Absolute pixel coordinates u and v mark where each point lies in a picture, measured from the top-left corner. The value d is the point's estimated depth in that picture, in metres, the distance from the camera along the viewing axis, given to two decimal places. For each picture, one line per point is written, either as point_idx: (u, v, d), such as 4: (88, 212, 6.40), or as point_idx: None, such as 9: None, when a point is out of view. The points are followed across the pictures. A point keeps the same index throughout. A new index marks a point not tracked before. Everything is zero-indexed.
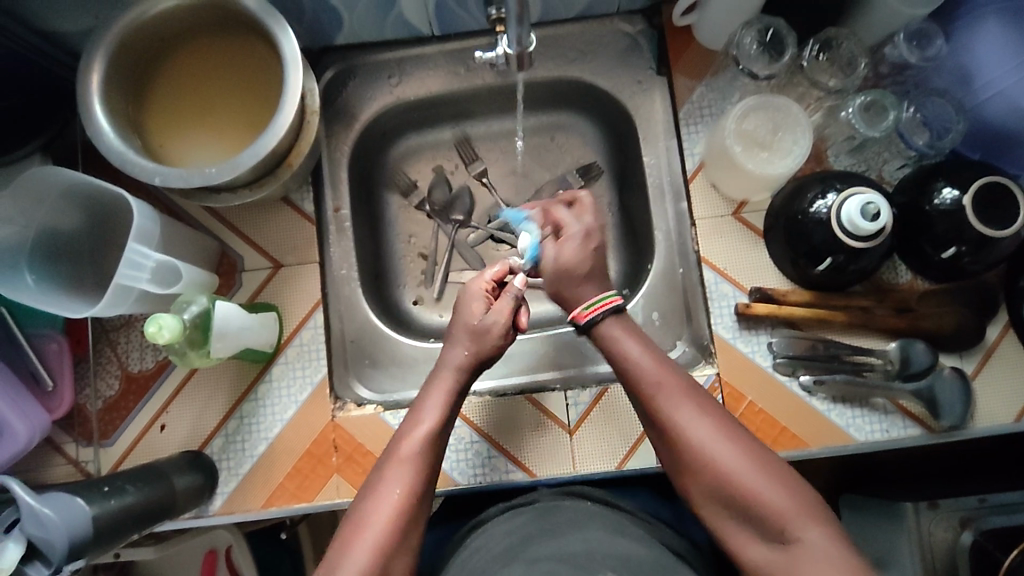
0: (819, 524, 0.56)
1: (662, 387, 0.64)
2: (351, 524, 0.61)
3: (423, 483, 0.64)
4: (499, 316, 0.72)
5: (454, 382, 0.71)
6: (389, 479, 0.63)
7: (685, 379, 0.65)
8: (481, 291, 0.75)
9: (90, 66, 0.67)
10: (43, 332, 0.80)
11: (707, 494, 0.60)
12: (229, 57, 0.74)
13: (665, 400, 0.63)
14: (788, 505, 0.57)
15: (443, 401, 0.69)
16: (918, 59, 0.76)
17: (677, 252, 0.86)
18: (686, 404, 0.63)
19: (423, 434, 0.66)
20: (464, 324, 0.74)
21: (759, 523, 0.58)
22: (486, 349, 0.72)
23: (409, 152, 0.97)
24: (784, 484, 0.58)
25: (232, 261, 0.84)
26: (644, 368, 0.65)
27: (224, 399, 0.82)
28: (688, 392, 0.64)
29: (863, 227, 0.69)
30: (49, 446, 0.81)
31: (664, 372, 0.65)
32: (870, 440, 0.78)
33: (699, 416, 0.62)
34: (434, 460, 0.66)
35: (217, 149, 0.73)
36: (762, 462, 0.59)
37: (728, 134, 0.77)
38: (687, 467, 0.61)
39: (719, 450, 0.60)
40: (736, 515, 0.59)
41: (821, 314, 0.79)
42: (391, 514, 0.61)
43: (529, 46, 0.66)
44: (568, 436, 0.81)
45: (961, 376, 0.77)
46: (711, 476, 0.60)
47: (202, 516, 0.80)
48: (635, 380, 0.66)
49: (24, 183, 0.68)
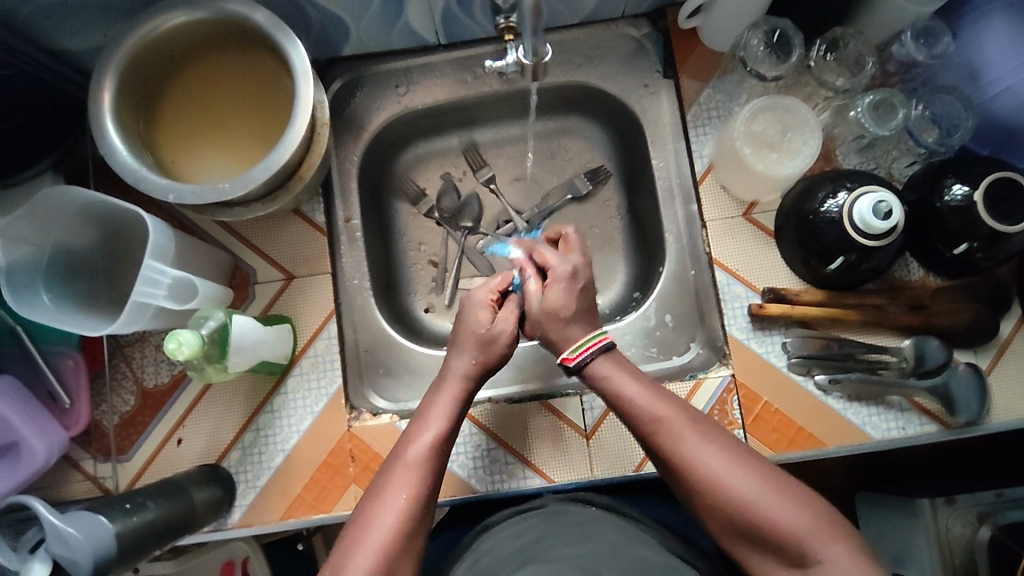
0: (836, 540, 0.55)
1: (659, 422, 0.64)
2: (360, 528, 0.61)
3: (428, 489, 0.64)
4: (506, 324, 0.74)
5: (461, 388, 0.71)
6: (395, 485, 0.63)
7: (683, 410, 0.65)
8: (488, 299, 0.76)
9: (101, 85, 0.67)
10: (60, 349, 0.80)
11: (723, 524, 0.60)
12: (238, 72, 0.74)
13: (665, 435, 0.64)
14: (806, 525, 0.56)
15: (448, 408, 0.70)
16: (925, 57, 0.76)
17: (688, 254, 0.85)
18: (688, 435, 0.63)
19: (428, 440, 0.67)
20: (470, 332, 0.74)
21: (780, 548, 0.57)
22: (492, 358, 0.73)
23: (417, 160, 0.97)
24: (795, 501, 0.58)
25: (245, 273, 0.84)
26: (640, 407, 0.66)
27: (240, 412, 0.82)
28: (687, 422, 0.64)
29: (876, 226, 0.70)
30: (67, 463, 0.82)
31: (661, 406, 0.65)
32: (887, 438, 0.78)
33: (702, 445, 0.62)
34: (438, 466, 0.67)
35: (229, 163, 0.74)
36: (771, 482, 0.59)
37: (737, 135, 0.77)
38: (698, 499, 0.61)
39: (728, 478, 0.60)
40: (756, 542, 0.59)
41: (834, 312, 0.79)
42: (397, 518, 0.61)
43: (546, 56, 0.68)
44: (584, 440, 0.81)
45: (976, 372, 0.77)
46: (723, 504, 0.59)
47: (221, 529, 0.81)
48: (635, 417, 0.66)
49: (37, 205, 0.66)
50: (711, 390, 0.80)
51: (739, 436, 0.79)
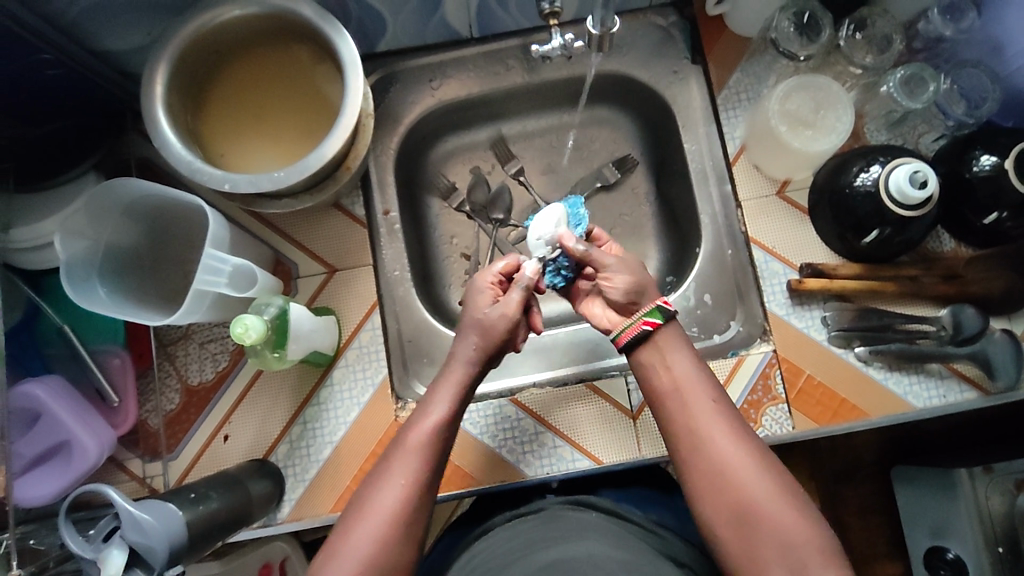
0: (832, 562, 0.58)
1: (699, 403, 0.66)
2: (359, 507, 0.64)
3: (427, 474, 0.66)
4: (506, 309, 0.73)
5: (465, 373, 0.72)
6: (394, 470, 0.65)
7: (720, 397, 0.67)
8: (488, 285, 0.77)
9: (153, 79, 0.68)
10: (105, 347, 0.80)
11: (722, 516, 0.62)
12: (283, 65, 0.75)
13: (698, 414, 0.66)
14: (803, 537, 0.59)
15: (452, 394, 0.70)
16: (952, 32, 0.78)
17: (725, 234, 0.87)
18: (720, 421, 0.65)
19: (429, 426, 0.68)
20: (473, 318, 0.75)
21: (773, 553, 0.59)
22: (493, 344, 0.72)
23: (447, 154, 0.99)
24: (805, 514, 0.60)
25: (287, 267, 0.85)
26: (685, 384, 0.67)
27: (287, 405, 0.83)
28: (720, 412, 0.66)
29: (912, 195, 0.71)
30: (112, 464, 0.81)
31: (702, 387, 0.67)
32: (930, 406, 0.80)
33: (730, 436, 0.64)
34: (439, 452, 0.68)
35: (275, 155, 0.75)
36: (784, 489, 0.61)
37: (773, 115, 0.80)
38: (707, 484, 0.63)
39: (743, 472, 0.62)
40: (748, 539, 0.60)
41: (871, 285, 0.81)
42: (395, 501, 0.64)
43: (614, 27, 0.69)
44: (632, 421, 0.82)
45: (1012, 338, 0.79)
46: (731, 496, 0.62)
47: (270, 524, 0.80)
48: (673, 390, 0.68)
49: (95, 198, 0.67)
50: (755, 365, 0.81)
51: (784, 411, 0.80)
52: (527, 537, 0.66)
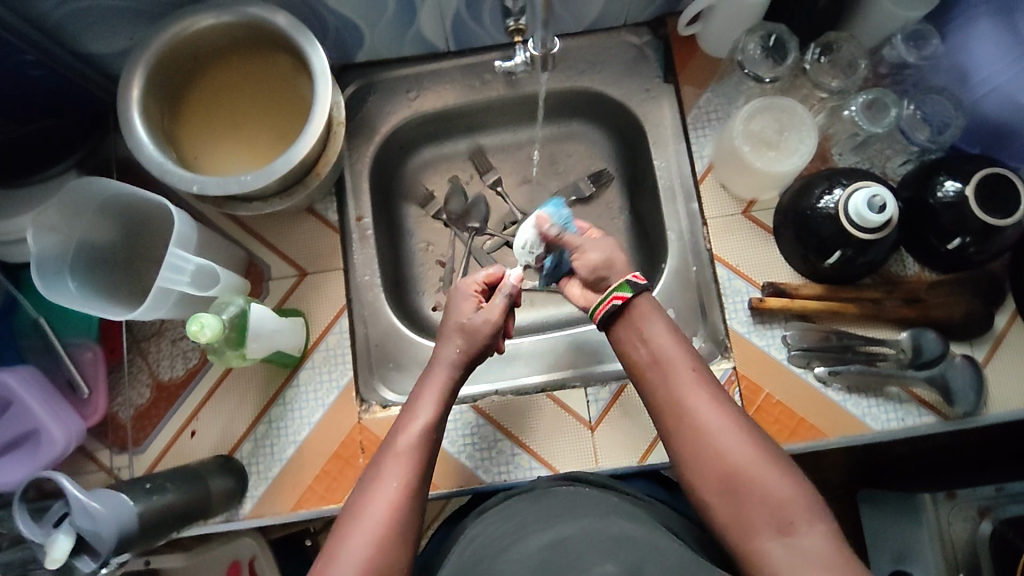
0: (818, 521, 0.59)
1: (679, 376, 0.68)
2: (353, 515, 0.64)
3: (417, 476, 0.67)
4: (491, 315, 0.76)
5: (450, 374, 0.74)
6: (388, 473, 0.66)
7: (698, 368, 0.68)
8: (473, 290, 0.78)
9: (130, 83, 0.70)
10: (78, 341, 0.82)
11: (711, 486, 0.63)
12: (259, 73, 0.78)
13: (680, 386, 0.67)
14: (790, 496, 0.60)
15: (437, 395, 0.73)
16: (916, 59, 0.80)
17: (690, 251, 0.88)
18: (700, 391, 0.66)
19: (418, 429, 0.70)
20: (455, 322, 0.77)
21: (762, 515, 0.60)
22: (478, 347, 0.76)
23: (426, 163, 1.01)
24: (789, 475, 0.61)
25: (260, 269, 0.87)
26: (667, 356, 0.69)
27: (254, 404, 0.84)
28: (701, 383, 0.67)
29: (871, 220, 0.72)
30: (82, 454, 0.83)
31: (683, 358, 0.69)
32: (887, 429, 0.80)
33: (712, 404, 0.65)
34: (427, 456, 0.69)
35: (248, 159, 0.77)
36: (766, 453, 0.63)
37: (736, 135, 0.81)
38: (695, 457, 0.64)
39: (727, 437, 0.63)
40: (738, 503, 0.61)
41: (833, 306, 0.81)
42: (389, 505, 0.64)
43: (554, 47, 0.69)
44: (589, 432, 0.83)
45: (972, 364, 0.79)
46: (717, 463, 0.63)
47: (232, 520, 0.82)
48: (657, 361, 0.69)
49: (68, 194, 0.69)
50: None
51: None
52: (473, 546, 0.65)
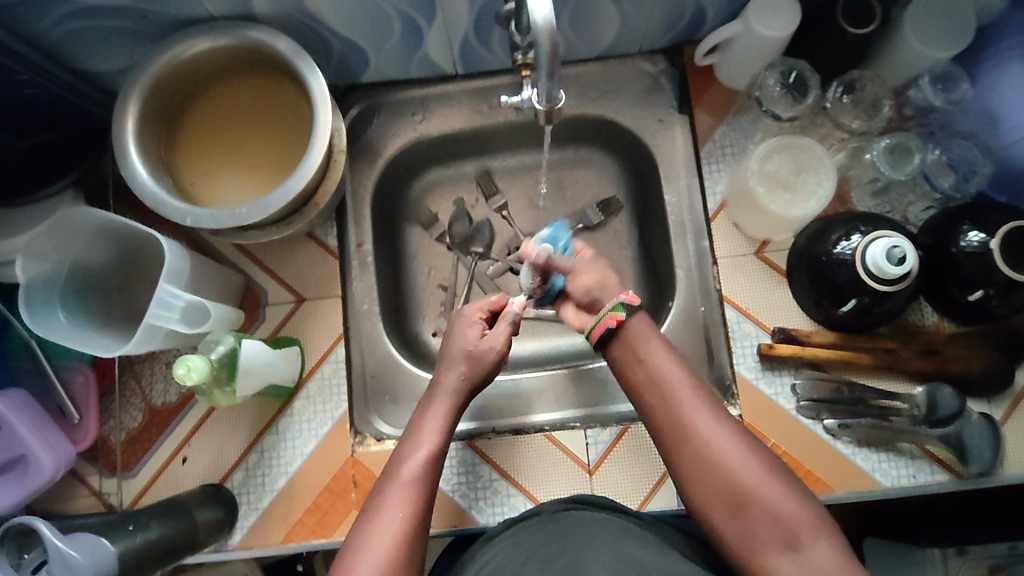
0: (825, 536, 0.56)
1: (679, 392, 0.65)
2: (355, 548, 0.60)
3: (422, 508, 0.64)
4: (495, 341, 0.74)
5: (453, 399, 0.72)
6: (392, 502, 0.63)
7: (695, 384, 0.66)
8: (477, 317, 0.77)
9: (125, 111, 0.69)
10: (70, 364, 0.80)
11: (716, 503, 0.61)
12: (258, 96, 0.76)
13: (679, 404, 0.65)
14: (796, 511, 0.58)
15: (441, 423, 0.70)
16: (943, 103, 0.77)
17: (699, 290, 0.85)
18: (700, 407, 0.64)
19: (422, 458, 0.67)
20: (459, 349, 0.74)
21: (768, 533, 0.58)
22: (480, 373, 0.73)
23: (430, 185, 0.98)
24: (792, 491, 0.59)
25: (256, 294, 0.85)
26: (665, 373, 0.66)
27: (245, 433, 0.83)
28: (701, 399, 0.65)
29: (888, 271, 0.69)
30: (73, 478, 0.82)
31: (680, 374, 0.66)
32: (898, 486, 0.77)
33: (713, 421, 0.63)
34: (430, 487, 0.66)
35: (244, 185, 0.74)
36: (771, 469, 0.61)
37: (751, 175, 0.77)
38: (697, 475, 0.62)
39: (731, 454, 0.61)
40: (745, 521, 0.59)
41: (845, 356, 0.78)
42: (394, 537, 0.60)
43: (560, 102, 0.61)
44: (588, 475, 0.81)
45: (989, 423, 0.75)
46: (721, 480, 0.61)
47: (221, 550, 0.80)
48: (654, 376, 0.67)
49: (60, 222, 0.67)
50: None
51: None
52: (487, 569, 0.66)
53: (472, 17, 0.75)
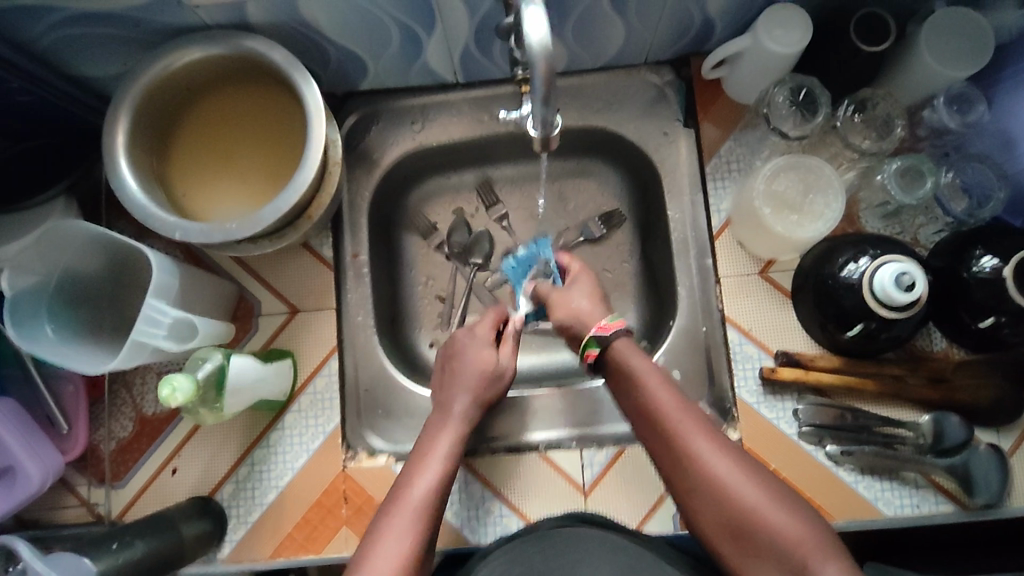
0: (834, 559, 0.55)
1: (671, 418, 0.63)
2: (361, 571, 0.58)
3: (430, 531, 0.61)
4: (510, 359, 0.76)
5: (465, 418, 0.71)
6: (394, 525, 0.61)
7: (688, 407, 0.64)
8: (488, 336, 0.77)
9: (115, 122, 0.67)
10: (61, 373, 0.79)
11: (721, 531, 0.59)
12: (252, 105, 0.74)
13: (672, 429, 0.62)
14: (802, 536, 0.56)
15: (450, 443, 0.69)
16: (958, 125, 0.74)
17: (701, 310, 0.83)
18: (693, 431, 0.62)
19: (430, 477, 0.65)
20: (473, 370, 0.74)
21: (777, 563, 0.56)
22: (494, 393, 0.74)
23: (429, 193, 0.96)
24: (795, 514, 0.58)
25: (249, 304, 0.84)
26: (654, 398, 0.64)
27: (236, 446, 0.81)
28: (696, 422, 0.63)
29: (897, 297, 0.66)
30: (62, 487, 0.81)
31: (670, 397, 0.64)
32: (901, 516, 0.75)
33: (709, 446, 0.61)
34: (438, 512, 0.63)
35: (237, 196, 0.73)
36: (773, 492, 0.59)
37: (757, 195, 0.75)
38: (697, 498, 0.60)
39: (731, 480, 0.59)
40: (755, 550, 0.57)
41: (849, 381, 0.76)
42: (401, 561, 0.58)
43: (555, 128, 0.59)
44: (582, 497, 0.79)
45: (998, 454, 0.73)
46: (725, 509, 0.59)
47: (209, 563, 0.79)
48: (645, 401, 0.65)
49: (48, 235, 0.66)
50: None
51: None
52: None
53: (473, 27, 0.74)
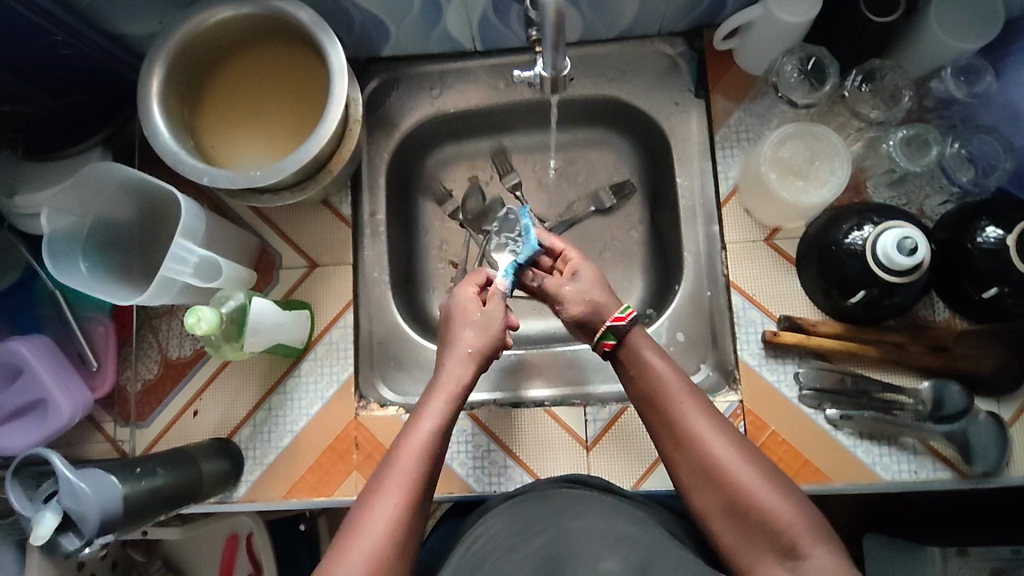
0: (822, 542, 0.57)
1: (677, 404, 0.66)
2: (355, 525, 0.58)
3: (424, 484, 0.62)
4: (497, 313, 0.75)
5: (462, 372, 0.71)
6: (393, 476, 0.61)
7: (695, 396, 0.66)
8: (472, 292, 0.76)
9: (151, 70, 0.71)
10: (91, 315, 0.84)
11: (715, 512, 0.61)
12: (279, 63, 0.77)
13: (677, 416, 0.65)
14: (794, 519, 0.58)
15: (447, 398, 0.68)
16: (965, 96, 0.75)
17: (706, 276, 0.85)
18: (698, 419, 0.64)
19: (427, 433, 0.64)
20: (461, 317, 0.74)
21: (765, 540, 0.58)
22: (489, 338, 0.73)
23: (446, 160, 0.99)
24: (788, 498, 0.59)
25: (271, 258, 0.88)
26: (662, 385, 0.67)
27: (253, 391, 0.85)
28: (700, 409, 0.65)
29: (899, 261, 0.67)
30: (91, 424, 0.86)
31: (676, 386, 0.67)
32: (898, 481, 0.76)
33: (712, 433, 0.63)
34: (436, 461, 0.64)
35: (261, 149, 0.76)
36: (768, 476, 0.61)
37: (763, 161, 0.77)
38: (696, 481, 0.62)
39: (728, 465, 0.61)
40: (748, 532, 0.59)
41: (850, 347, 0.77)
42: (393, 513, 0.59)
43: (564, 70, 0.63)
44: (585, 451, 0.82)
45: (998, 423, 0.74)
46: (721, 491, 0.61)
47: (226, 501, 0.83)
48: (654, 387, 0.67)
49: (87, 176, 0.70)
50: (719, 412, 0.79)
51: None
52: (476, 544, 0.64)
53: None
